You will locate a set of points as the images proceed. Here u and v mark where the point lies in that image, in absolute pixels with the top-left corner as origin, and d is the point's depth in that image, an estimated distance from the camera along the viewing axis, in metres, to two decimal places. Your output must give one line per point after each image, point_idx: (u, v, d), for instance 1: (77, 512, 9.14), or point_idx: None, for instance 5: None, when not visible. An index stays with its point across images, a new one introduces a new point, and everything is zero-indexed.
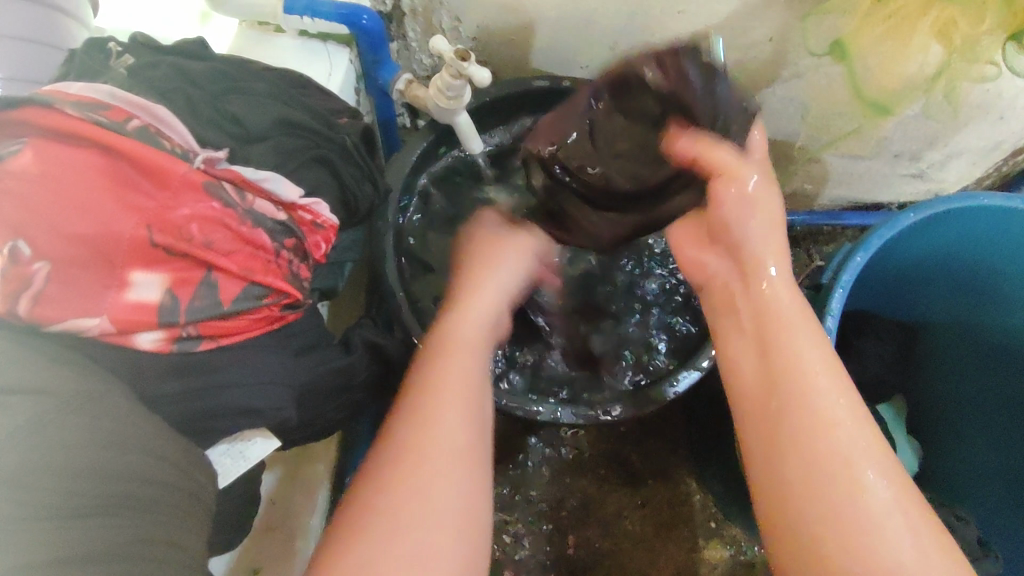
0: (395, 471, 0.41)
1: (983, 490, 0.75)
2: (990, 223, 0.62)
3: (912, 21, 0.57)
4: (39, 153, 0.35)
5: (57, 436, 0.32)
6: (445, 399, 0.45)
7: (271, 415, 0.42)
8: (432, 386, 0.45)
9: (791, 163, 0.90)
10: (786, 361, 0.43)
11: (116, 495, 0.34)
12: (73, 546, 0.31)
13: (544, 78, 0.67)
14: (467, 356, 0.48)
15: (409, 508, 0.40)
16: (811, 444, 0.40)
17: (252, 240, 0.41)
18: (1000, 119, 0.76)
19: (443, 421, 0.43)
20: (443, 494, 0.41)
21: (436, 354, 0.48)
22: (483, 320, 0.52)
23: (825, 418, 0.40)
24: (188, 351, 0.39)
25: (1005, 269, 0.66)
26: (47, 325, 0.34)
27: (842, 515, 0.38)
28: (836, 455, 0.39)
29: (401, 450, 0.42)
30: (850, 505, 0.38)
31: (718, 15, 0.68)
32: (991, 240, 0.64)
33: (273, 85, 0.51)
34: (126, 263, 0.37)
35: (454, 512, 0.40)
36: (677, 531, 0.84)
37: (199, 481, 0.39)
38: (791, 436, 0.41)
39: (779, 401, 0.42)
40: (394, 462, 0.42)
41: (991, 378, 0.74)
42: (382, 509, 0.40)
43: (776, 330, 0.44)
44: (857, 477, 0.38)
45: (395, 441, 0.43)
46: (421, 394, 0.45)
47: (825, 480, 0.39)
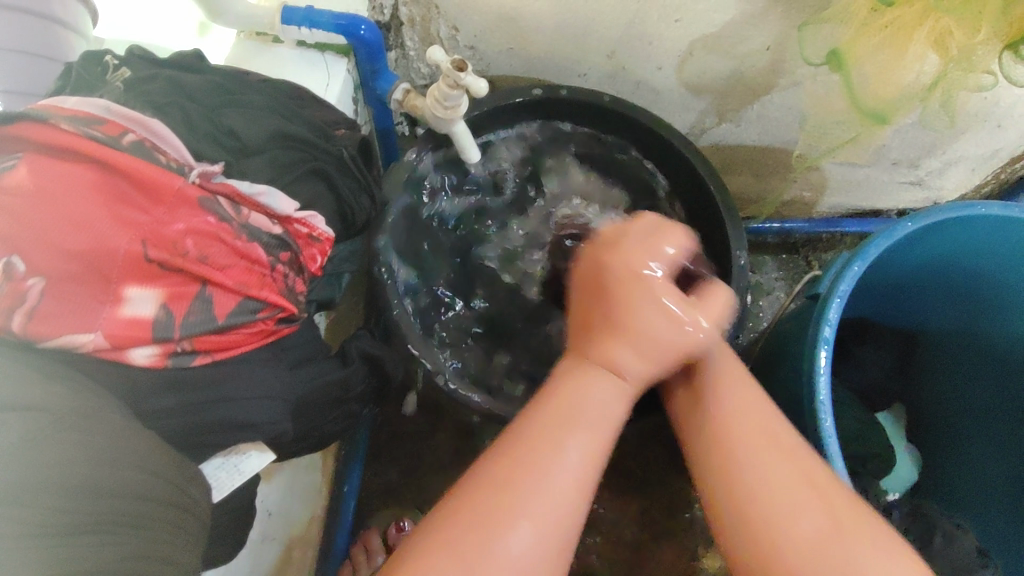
0: (469, 516, 0.37)
1: (980, 497, 0.75)
2: (989, 231, 0.61)
3: (909, 30, 0.58)
4: (34, 169, 0.35)
5: (49, 453, 0.32)
6: (565, 430, 0.40)
7: (266, 430, 0.42)
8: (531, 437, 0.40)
9: (789, 171, 0.90)
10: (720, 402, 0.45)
11: (106, 512, 0.33)
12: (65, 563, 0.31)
13: (539, 87, 0.67)
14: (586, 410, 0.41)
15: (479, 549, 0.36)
16: (747, 471, 0.41)
17: (247, 254, 0.42)
18: (998, 127, 0.76)
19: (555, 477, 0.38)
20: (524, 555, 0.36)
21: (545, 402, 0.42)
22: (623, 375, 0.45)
23: (753, 442, 0.42)
24: (183, 367, 0.39)
25: (1004, 278, 0.65)
26: (41, 341, 0.34)
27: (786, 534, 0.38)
28: (772, 478, 0.40)
29: (490, 499, 0.37)
30: (787, 522, 0.39)
31: (716, 24, 0.68)
32: (989, 250, 0.64)
33: (270, 97, 0.51)
34: (121, 278, 0.37)
35: (541, 570, 0.37)
36: (677, 539, 0.84)
37: (193, 496, 0.39)
38: (727, 463, 0.42)
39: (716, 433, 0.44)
40: (475, 496, 0.38)
41: (994, 384, 0.73)
42: (445, 545, 0.36)
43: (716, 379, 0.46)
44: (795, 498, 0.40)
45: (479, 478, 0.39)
46: (524, 429, 0.40)
47: (767, 502, 0.40)
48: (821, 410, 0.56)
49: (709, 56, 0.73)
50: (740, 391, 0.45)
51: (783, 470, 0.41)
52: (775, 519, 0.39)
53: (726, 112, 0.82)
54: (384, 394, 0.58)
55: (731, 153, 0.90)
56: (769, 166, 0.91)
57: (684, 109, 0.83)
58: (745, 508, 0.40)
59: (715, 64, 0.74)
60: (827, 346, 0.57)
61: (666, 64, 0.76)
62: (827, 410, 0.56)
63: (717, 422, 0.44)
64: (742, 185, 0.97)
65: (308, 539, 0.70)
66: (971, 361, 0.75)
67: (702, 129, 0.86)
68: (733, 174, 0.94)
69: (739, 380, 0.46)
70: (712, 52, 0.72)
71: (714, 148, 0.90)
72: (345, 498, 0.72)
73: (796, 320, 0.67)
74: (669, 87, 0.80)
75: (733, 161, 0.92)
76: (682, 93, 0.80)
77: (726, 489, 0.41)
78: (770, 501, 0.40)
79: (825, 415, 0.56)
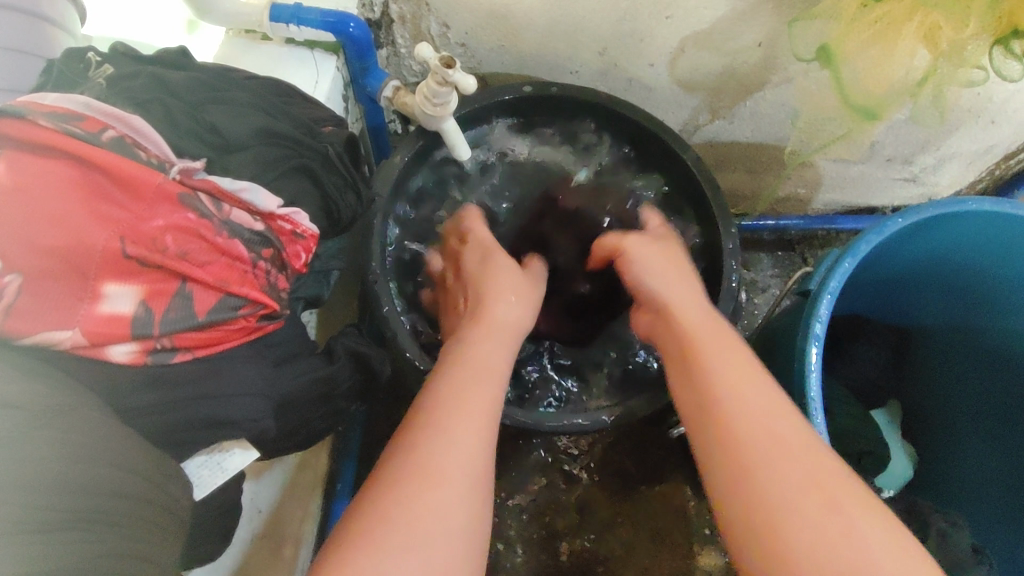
0: (401, 487, 0.41)
1: (976, 494, 0.75)
2: (981, 226, 0.61)
3: (898, 27, 0.57)
4: (12, 163, 0.35)
5: (26, 450, 0.32)
6: (466, 393, 0.48)
7: (248, 427, 0.41)
8: (440, 407, 0.46)
9: (782, 168, 0.90)
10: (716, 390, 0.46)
11: (87, 510, 0.33)
12: (43, 561, 0.31)
13: (529, 84, 0.67)
14: (485, 379, 0.49)
15: (409, 530, 0.40)
16: (734, 415, 0.44)
17: (228, 250, 0.41)
18: (992, 123, 0.76)
19: (459, 442, 0.44)
20: (444, 509, 0.41)
21: (458, 379, 0.49)
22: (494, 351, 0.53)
23: (740, 391, 0.45)
24: (162, 364, 0.39)
25: (996, 274, 0.65)
26: (19, 338, 0.34)
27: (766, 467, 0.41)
28: (751, 422, 0.43)
29: (411, 467, 0.42)
30: (771, 465, 0.41)
31: (706, 20, 0.68)
32: (981, 245, 0.63)
33: (256, 94, 0.50)
34: (99, 274, 0.36)
35: (466, 532, 0.41)
36: (672, 538, 0.84)
37: (174, 495, 0.38)
38: (716, 412, 0.45)
39: (704, 386, 0.47)
40: (395, 478, 0.42)
41: (989, 379, 0.73)
42: (385, 516, 0.40)
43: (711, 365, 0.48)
44: (775, 436, 0.42)
45: (405, 450, 0.44)
46: (437, 413, 0.46)
47: (751, 441, 0.42)
48: (812, 406, 0.56)
49: (701, 53, 0.72)
50: (720, 344, 0.49)
51: (767, 411, 0.43)
52: (756, 460, 0.41)
53: (719, 108, 0.82)
54: (372, 392, 0.57)
55: (724, 149, 0.90)
56: (762, 163, 0.90)
57: (676, 107, 0.83)
58: (730, 449, 0.43)
59: (707, 61, 0.73)
60: (818, 342, 0.57)
61: (658, 61, 0.75)
62: (817, 407, 0.56)
63: (700, 372, 0.48)
64: (736, 183, 0.97)
65: (300, 538, 0.69)
66: (966, 357, 0.75)
67: (695, 127, 0.86)
68: (727, 172, 0.94)
69: (723, 339, 0.50)
70: (702, 50, 0.72)
71: (708, 145, 0.90)
72: (337, 497, 0.72)
73: (787, 317, 0.67)
74: (661, 84, 0.80)
75: (728, 159, 0.91)
76: (674, 90, 0.80)
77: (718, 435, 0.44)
78: (757, 441, 0.42)
79: (815, 412, 0.55)
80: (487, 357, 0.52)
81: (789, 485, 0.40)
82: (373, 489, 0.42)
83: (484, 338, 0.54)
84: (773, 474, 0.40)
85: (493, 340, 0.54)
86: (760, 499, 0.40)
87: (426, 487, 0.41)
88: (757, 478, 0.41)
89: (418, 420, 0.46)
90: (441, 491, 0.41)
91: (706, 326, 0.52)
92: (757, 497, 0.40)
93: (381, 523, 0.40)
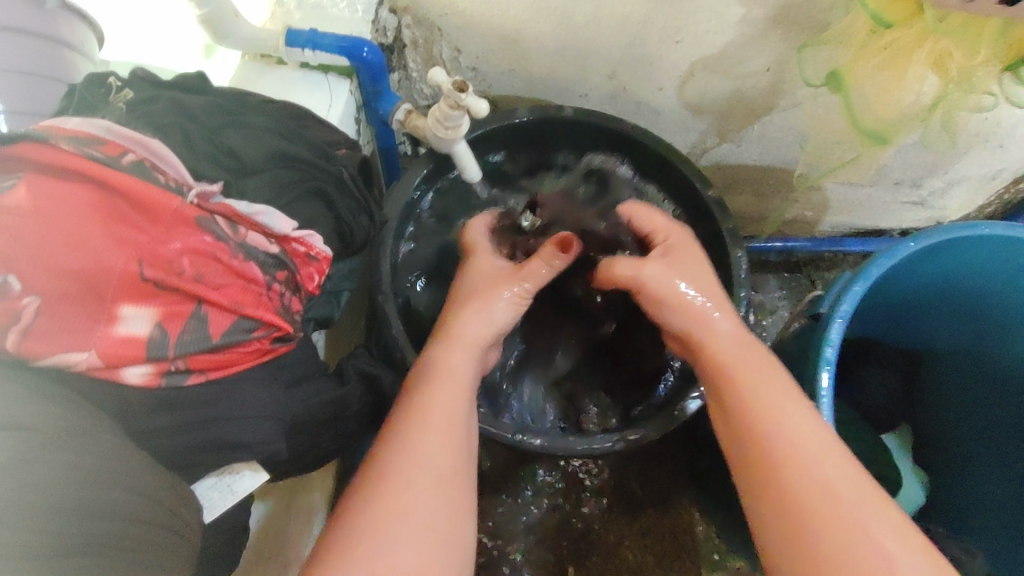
0: (376, 497, 0.42)
1: (991, 522, 0.73)
2: (995, 251, 0.61)
3: (908, 53, 0.58)
4: (32, 187, 0.36)
5: (39, 472, 0.32)
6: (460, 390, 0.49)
7: (259, 449, 0.41)
8: (420, 417, 0.46)
9: (790, 190, 0.92)
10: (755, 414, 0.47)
11: (98, 534, 0.33)
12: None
13: (529, 109, 0.68)
14: (458, 387, 0.49)
15: (377, 537, 0.40)
16: (804, 488, 0.42)
17: (243, 273, 0.42)
18: (1000, 148, 0.78)
19: (428, 451, 0.44)
20: (416, 517, 0.41)
21: (440, 391, 0.48)
22: (468, 348, 0.52)
23: (819, 460, 0.43)
24: (175, 385, 0.39)
25: (1011, 299, 0.65)
26: (35, 359, 0.34)
27: (808, 515, 0.41)
28: (834, 495, 0.42)
29: (377, 479, 0.43)
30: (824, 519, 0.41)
31: (717, 45, 0.68)
32: (996, 269, 0.63)
33: (272, 118, 0.51)
34: (116, 297, 0.36)
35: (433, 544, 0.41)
36: (680, 562, 0.85)
37: (186, 518, 0.38)
38: (779, 476, 0.43)
39: (745, 418, 0.47)
40: (382, 487, 0.42)
41: (994, 402, 0.73)
42: (364, 522, 0.41)
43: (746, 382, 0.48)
44: (816, 475, 0.43)
45: (380, 463, 0.44)
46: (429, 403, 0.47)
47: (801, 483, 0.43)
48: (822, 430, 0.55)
49: (709, 77, 0.73)
50: (775, 385, 0.48)
51: (841, 476, 0.43)
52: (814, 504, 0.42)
53: (727, 132, 0.83)
54: None
55: (733, 172, 0.91)
56: (769, 185, 0.91)
57: (684, 129, 0.84)
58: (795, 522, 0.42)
59: (716, 84, 0.74)
60: (829, 368, 0.57)
61: (667, 85, 0.76)
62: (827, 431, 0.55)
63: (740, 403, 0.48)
64: (744, 204, 0.98)
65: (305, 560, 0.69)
66: (979, 382, 0.74)
67: (703, 150, 0.87)
68: (735, 194, 0.95)
69: (763, 365, 0.49)
70: (712, 74, 0.73)
71: (716, 168, 0.91)
72: None
73: (798, 342, 0.66)
74: (670, 108, 0.81)
75: (736, 181, 0.93)
76: (683, 114, 0.81)
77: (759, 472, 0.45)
78: (829, 512, 0.41)
79: None
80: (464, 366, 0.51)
81: (833, 530, 0.40)
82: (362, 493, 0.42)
83: (453, 340, 0.52)
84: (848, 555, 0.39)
85: (460, 341, 0.52)
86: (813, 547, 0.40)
87: (396, 492, 0.42)
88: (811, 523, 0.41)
89: (396, 424, 0.46)
90: (410, 494, 0.42)
91: (740, 352, 0.51)
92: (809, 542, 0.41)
93: (352, 530, 0.40)
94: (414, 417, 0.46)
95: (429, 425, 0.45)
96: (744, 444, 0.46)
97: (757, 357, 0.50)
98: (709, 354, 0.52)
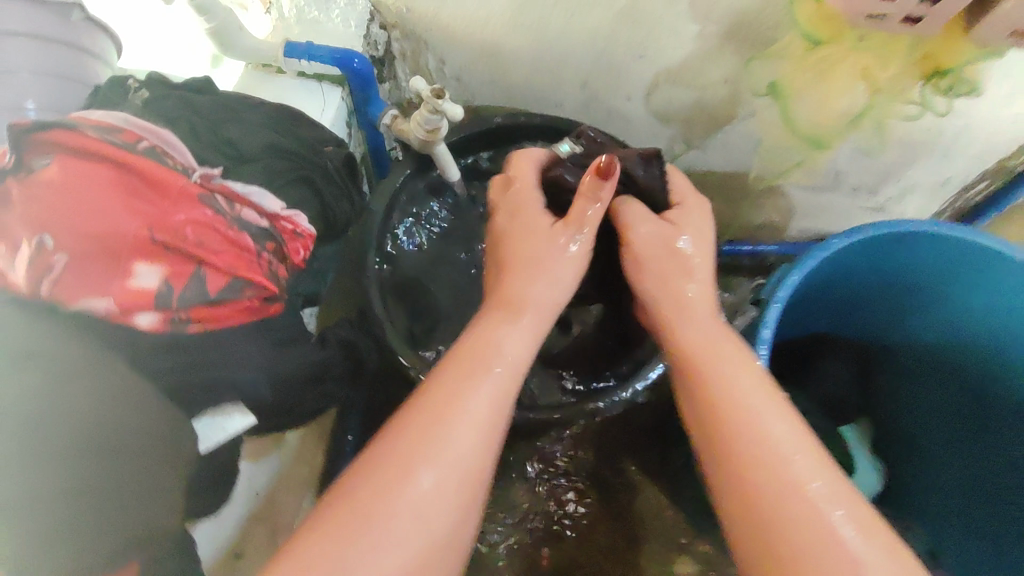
0: (371, 482, 0.41)
1: (948, 499, 0.81)
2: (933, 250, 0.67)
3: (837, 67, 0.63)
4: (64, 165, 0.43)
5: (63, 388, 0.39)
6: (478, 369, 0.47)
7: (244, 390, 0.49)
8: (421, 405, 0.44)
9: (754, 194, 0.98)
10: (718, 407, 0.46)
11: (109, 441, 0.40)
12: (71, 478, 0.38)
13: (501, 115, 0.75)
14: (488, 369, 0.47)
15: (364, 521, 0.39)
16: (768, 487, 0.41)
17: (237, 242, 0.49)
18: (946, 156, 0.84)
19: (452, 443, 0.42)
20: (415, 504, 0.40)
21: (450, 375, 0.46)
22: (523, 335, 0.50)
23: (789, 458, 0.42)
24: (178, 332, 0.45)
25: (949, 293, 0.71)
26: (64, 304, 0.41)
27: (769, 514, 0.41)
28: (815, 511, 0.40)
29: (374, 465, 0.42)
30: (787, 514, 0.40)
31: (676, 58, 0.75)
32: (933, 264, 0.69)
33: (268, 115, 0.58)
34: (130, 255, 0.43)
35: (436, 530, 0.40)
36: (649, 544, 0.90)
37: (183, 443, 0.45)
38: (752, 484, 0.42)
39: (711, 412, 0.46)
40: (373, 474, 0.41)
41: (944, 386, 0.79)
42: (351, 508, 0.40)
43: (715, 377, 0.47)
44: (780, 470, 0.42)
45: (381, 449, 0.43)
46: (438, 389, 0.45)
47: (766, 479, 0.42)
48: None
49: (673, 87, 0.80)
50: (746, 377, 0.47)
51: (820, 489, 0.41)
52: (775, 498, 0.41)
53: (693, 139, 0.89)
54: (358, 378, 0.65)
55: (700, 177, 0.98)
56: (734, 189, 0.98)
57: (654, 136, 0.91)
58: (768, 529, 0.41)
59: (679, 94, 0.81)
60: (765, 347, 0.63)
61: (635, 95, 0.84)
62: None
63: (709, 397, 0.47)
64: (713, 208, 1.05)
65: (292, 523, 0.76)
66: (932, 370, 0.80)
67: (673, 155, 0.94)
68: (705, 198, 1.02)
69: (731, 358, 0.48)
70: (674, 84, 0.80)
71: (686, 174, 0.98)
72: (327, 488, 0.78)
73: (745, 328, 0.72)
74: (639, 116, 0.88)
75: (704, 185, 0.99)
76: (651, 121, 0.88)
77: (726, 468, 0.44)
78: (805, 519, 0.40)
79: None
80: (494, 344, 0.49)
81: (796, 523, 0.40)
82: (360, 478, 0.41)
83: (515, 322, 0.50)
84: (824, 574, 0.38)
85: (521, 325, 0.51)
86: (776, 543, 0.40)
87: (392, 479, 0.41)
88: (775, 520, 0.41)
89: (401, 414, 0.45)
90: (404, 482, 0.41)
91: (710, 344, 0.50)
92: (773, 538, 0.40)
93: (345, 514, 0.40)
94: (418, 406, 0.45)
95: (434, 413, 0.44)
96: (711, 440, 0.45)
97: (730, 351, 0.49)
98: (682, 347, 0.50)
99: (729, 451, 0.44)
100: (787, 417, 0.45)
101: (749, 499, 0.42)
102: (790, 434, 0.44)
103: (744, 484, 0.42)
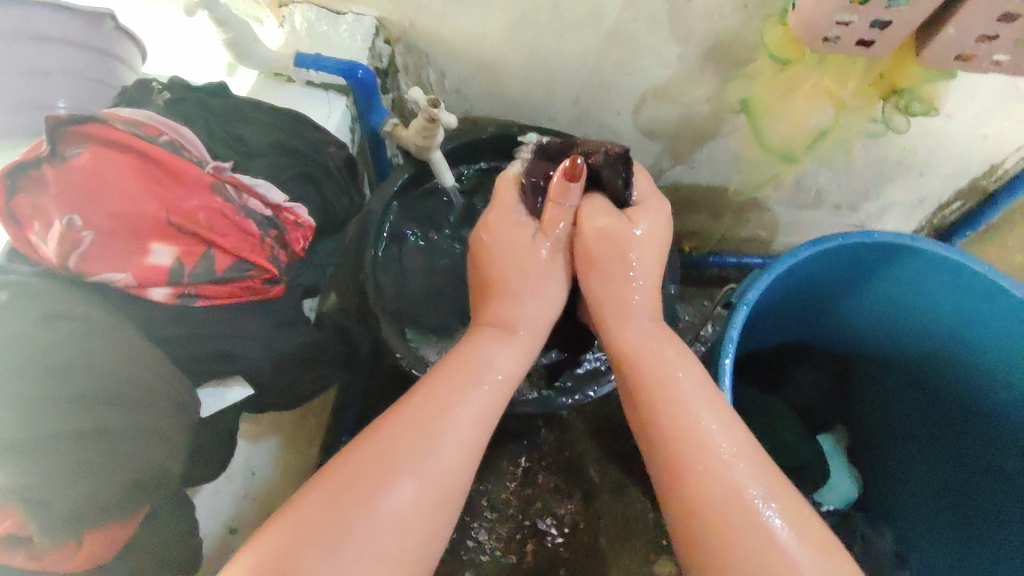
0: (347, 478, 0.45)
1: (919, 505, 0.85)
2: (900, 263, 0.71)
3: (804, 86, 0.68)
4: (94, 154, 0.48)
5: (85, 347, 0.44)
6: (452, 382, 0.52)
7: (246, 364, 0.54)
8: (397, 412, 0.49)
9: (739, 208, 1.03)
10: (665, 414, 0.50)
11: (125, 395, 0.45)
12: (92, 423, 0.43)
13: (492, 127, 0.80)
14: (468, 386, 0.52)
15: (339, 510, 0.43)
16: (709, 485, 0.45)
17: (243, 227, 0.54)
18: (920, 176, 0.89)
19: (433, 452, 0.47)
20: (388, 497, 0.44)
21: (416, 390, 0.51)
22: (514, 354, 0.56)
23: (732, 462, 0.46)
24: (187, 306, 0.51)
25: (916, 304, 0.75)
26: (89, 275, 0.47)
27: (710, 510, 0.44)
28: (743, 500, 0.44)
29: (354, 462, 0.46)
30: (726, 510, 0.44)
31: (662, 77, 0.81)
32: (899, 276, 0.73)
33: (276, 117, 0.64)
34: (148, 235, 0.49)
35: (410, 523, 0.44)
36: (631, 543, 0.93)
37: (188, 403, 0.50)
38: (690, 475, 0.46)
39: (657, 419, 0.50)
40: (351, 470, 0.45)
41: (916, 395, 0.82)
42: (329, 500, 0.44)
43: (661, 386, 0.51)
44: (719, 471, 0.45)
45: (358, 450, 0.47)
46: (412, 400, 0.50)
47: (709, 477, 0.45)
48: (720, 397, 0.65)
49: (659, 104, 0.86)
50: (689, 385, 0.51)
51: (750, 479, 0.45)
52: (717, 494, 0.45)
53: (679, 154, 0.94)
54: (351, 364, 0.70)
55: (687, 190, 1.03)
56: (720, 202, 1.03)
57: (642, 151, 0.96)
58: (707, 518, 0.45)
59: (665, 111, 0.87)
60: (731, 346, 0.67)
61: (624, 111, 0.89)
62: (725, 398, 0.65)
63: (656, 403, 0.51)
64: (700, 221, 1.10)
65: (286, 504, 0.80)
66: (904, 379, 0.83)
67: (661, 170, 0.99)
68: (692, 210, 1.07)
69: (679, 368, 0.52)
70: (660, 101, 0.85)
71: (674, 187, 1.03)
72: None
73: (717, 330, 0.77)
74: (629, 131, 0.93)
75: (691, 199, 1.04)
76: (640, 137, 0.93)
77: (673, 470, 0.47)
78: (742, 512, 0.44)
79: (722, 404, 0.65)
80: (474, 363, 0.54)
81: (737, 519, 0.44)
82: (335, 474, 0.46)
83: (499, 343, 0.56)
84: (754, 558, 0.42)
85: (506, 344, 0.57)
86: (722, 538, 0.44)
87: (368, 474, 0.45)
88: (721, 517, 0.44)
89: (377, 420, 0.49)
90: (379, 477, 0.45)
91: (655, 356, 0.54)
92: (715, 531, 0.44)
93: (322, 505, 0.44)
94: (394, 413, 0.49)
95: (406, 418, 0.48)
96: (658, 446, 0.49)
97: (679, 364, 0.53)
98: (633, 361, 0.55)
99: (675, 453, 0.48)
100: (729, 422, 0.49)
101: (687, 497, 0.46)
102: (735, 439, 0.48)
103: (690, 483, 0.46)
